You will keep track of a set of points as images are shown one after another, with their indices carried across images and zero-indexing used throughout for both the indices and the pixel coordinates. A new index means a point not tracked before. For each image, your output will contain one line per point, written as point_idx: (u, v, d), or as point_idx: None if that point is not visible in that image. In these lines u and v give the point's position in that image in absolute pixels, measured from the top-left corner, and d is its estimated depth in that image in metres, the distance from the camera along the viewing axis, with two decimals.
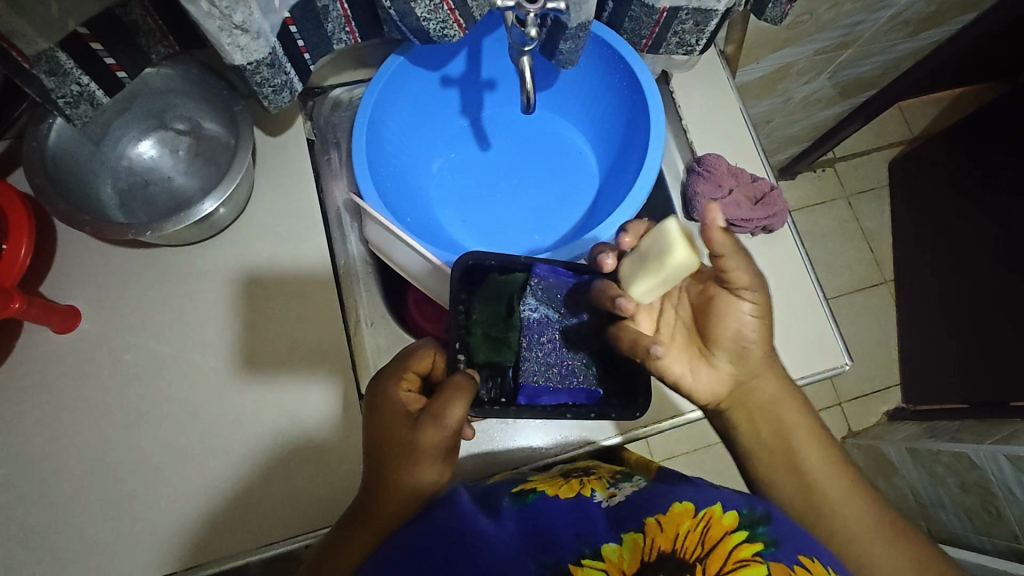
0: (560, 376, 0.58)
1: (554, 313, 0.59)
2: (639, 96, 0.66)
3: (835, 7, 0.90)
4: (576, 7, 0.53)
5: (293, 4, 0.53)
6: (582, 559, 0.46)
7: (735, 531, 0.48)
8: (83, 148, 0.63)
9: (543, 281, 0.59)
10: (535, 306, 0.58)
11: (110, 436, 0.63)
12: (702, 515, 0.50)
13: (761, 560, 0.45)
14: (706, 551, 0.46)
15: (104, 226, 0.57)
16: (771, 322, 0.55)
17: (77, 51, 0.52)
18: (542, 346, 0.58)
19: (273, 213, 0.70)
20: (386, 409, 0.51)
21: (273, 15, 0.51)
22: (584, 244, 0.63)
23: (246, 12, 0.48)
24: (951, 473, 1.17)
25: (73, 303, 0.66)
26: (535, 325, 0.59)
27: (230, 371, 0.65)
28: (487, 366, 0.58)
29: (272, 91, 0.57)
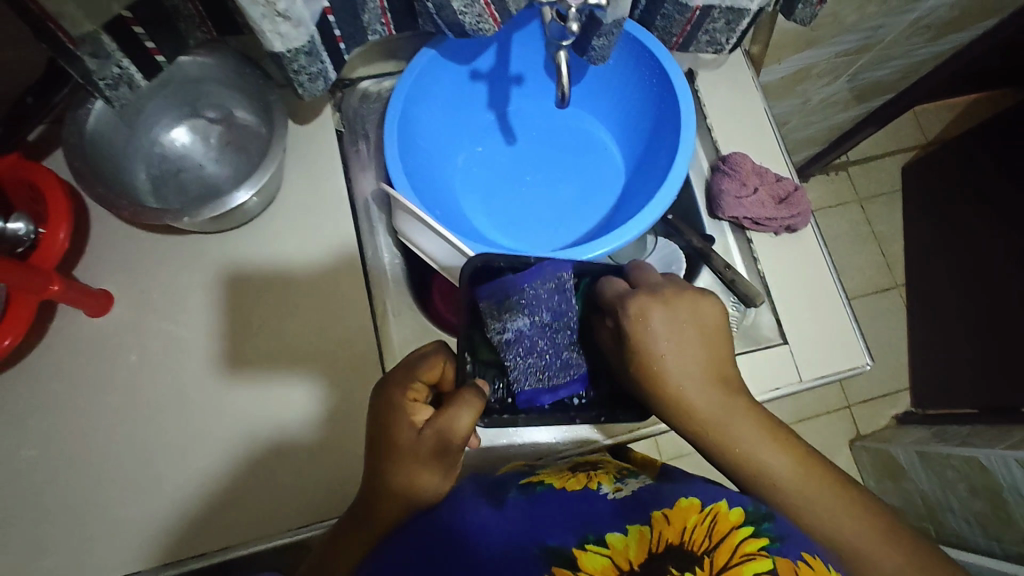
0: (556, 373, 0.58)
1: (535, 323, 0.56)
2: (669, 92, 0.66)
3: (859, 10, 0.91)
4: (614, 4, 0.53)
5: None
6: (586, 543, 0.47)
7: (741, 527, 0.47)
8: (119, 133, 0.63)
9: (519, 300, 0.55)
10: (507, 325, 0.55)
11: (144, 420, 0.64)
12: (709, 510, 0.49)
13: (767, 554, 0.43)
14: (714, 542, 0.45)
15: (141, 210, 0.58)
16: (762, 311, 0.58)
17: (120, 35, 0.53)
18: (528, 354, 0.56)
19: (304, 203, 0.70)
20: (395, 421, 0.50)
21: (314, 3, 0.52)
22: (619, 237, 0.62)
23: (289, 0, 0.48)
24: (961, 477, 1.18)
25: (107, 288, 0.67)
26: (517, 340, 0.55)
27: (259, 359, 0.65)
28: (493, 365, 0.57)
29: (308, 79, 0.58)
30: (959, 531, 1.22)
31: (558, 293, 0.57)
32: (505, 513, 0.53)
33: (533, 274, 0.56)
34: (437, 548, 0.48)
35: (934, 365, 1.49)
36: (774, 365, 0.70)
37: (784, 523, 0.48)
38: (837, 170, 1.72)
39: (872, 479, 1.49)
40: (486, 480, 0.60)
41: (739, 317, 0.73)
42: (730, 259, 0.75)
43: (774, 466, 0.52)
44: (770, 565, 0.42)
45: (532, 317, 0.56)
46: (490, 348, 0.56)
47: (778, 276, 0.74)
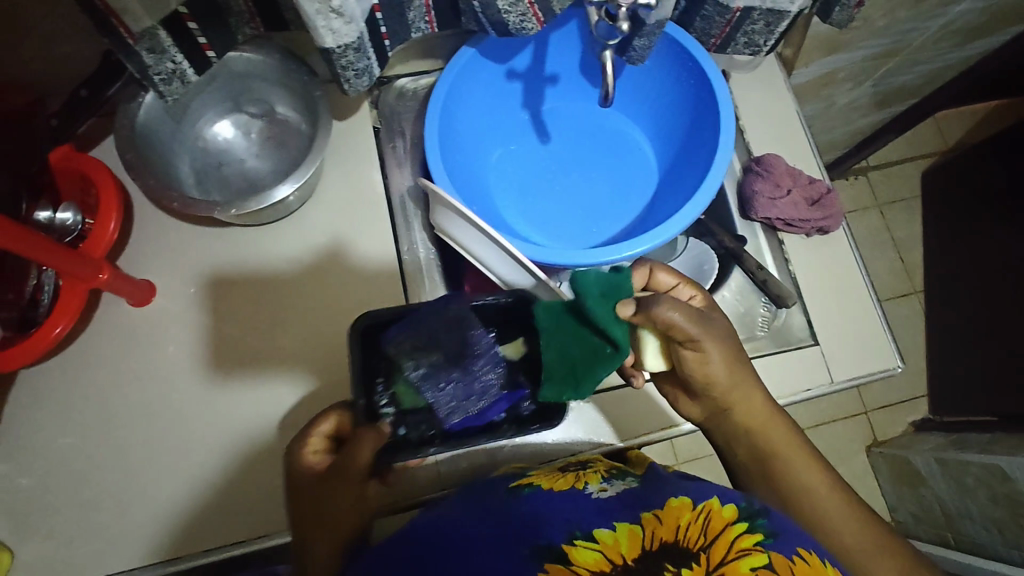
0: (474, 400, 0.58)
1: (438, 360, 0.57)
2: (706, 92, 0.67)
3: (890, 13, 0.91)
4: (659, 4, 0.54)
5: None
6: (575, 539, 0.46)
7: (735, 523, 0.49)
8: (167, 126, 0.65)
9: (416, 341, 0.56)
10: (415, 365, 0.56)
11: (183, 408, 0.65)
12: (701, 508, 0.51)
13: (762, 550, 0.46)
14: (709, 539, 0.47)
15: (190, 202, 0.60)
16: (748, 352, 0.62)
17: (176, 31, 0.54)
18: (441, 389, 0.57)
19: (342, 198, 0.72)
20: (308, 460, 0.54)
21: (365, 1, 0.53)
22: (657, 236, 0.62)
23: None
24: (981, 484, 1.17)
25: (150, 278, 0.68)
26: (425, 379, 0.56)
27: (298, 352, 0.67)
28: (416, 411, 0.57)
29: (354, 74, 0.59)
30: (977, 539, 1.21)
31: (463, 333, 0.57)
32: (491, 514, 0.51)
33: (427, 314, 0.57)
34: (426, 547, 0.48)
35: (954, 372, 1.49)
36: (806, 367, 0.70)
37: (776, 519, 0.50)
38: (856, 174, 1.73)
39: (889, 486, 1.49)
40: (475, 485, 0.59)
41: (770, 317, 0.73)
42: (762, 258, 0.76)
43: (784, 451, 0.59)
44: (765, 560, 0.44)
45: (440, 355, 0.57)
46: (409, 394, 0.56)
47: (809, 276, 0.74)
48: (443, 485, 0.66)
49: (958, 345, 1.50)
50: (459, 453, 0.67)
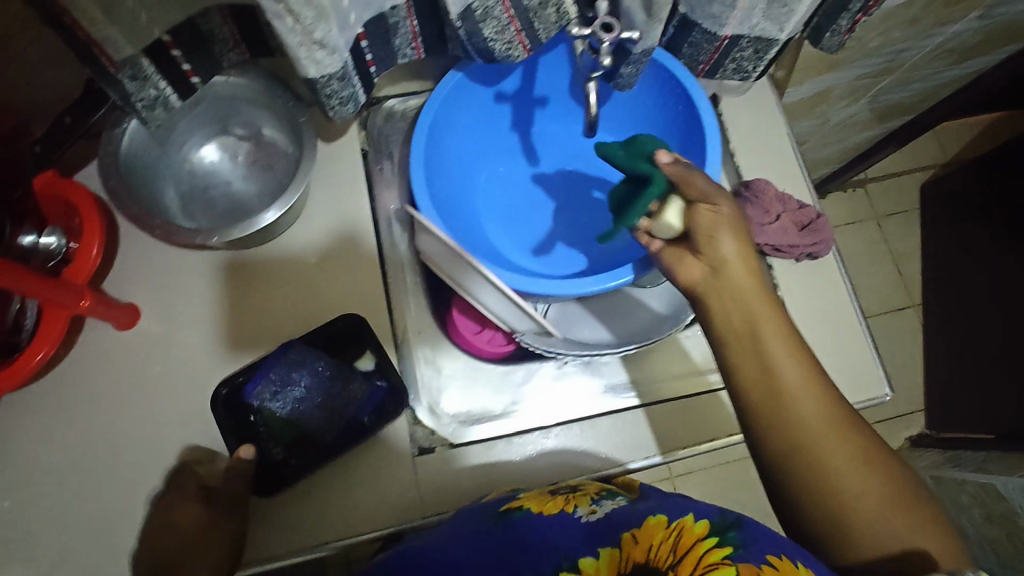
0: (343, 404, 0.66)
1: (297, 390, 0.66)
2: (694, 119, 0.66)
3: (883, 34, 0.91)
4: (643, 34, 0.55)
5: (367, 19, 0.55)
6: (560, 571, 0.45)
7: (707, 538, 0.47)
8: (152, 151, 0.64)
9: (276, 382, 0.65)
10: (279, 402, 0.65)
11: (166, 432, 0.65)
12: (675, 525, 0.49)
13: (730, 562, 0.44)
14: (678, 557, 0.45)
15: (173, 228, 0.60)
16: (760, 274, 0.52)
17: (158, 58, 0.54)
18: (311, 408, 0.66)
19: (328, 220, 0.72)
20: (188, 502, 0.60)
21: (348, 30, 0.53)
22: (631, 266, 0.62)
23: (326, 29, 0.49)
24: (976, 502, 1.18)
25: (133, 300, 0.68)
26: (294, 407, 0.65)
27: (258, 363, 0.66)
28: (296, 445, 0.64)
29: (339, 102, 0.59)
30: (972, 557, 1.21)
31: (311, 358, 0.66)
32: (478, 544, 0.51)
33: (276, 360, 0.65)
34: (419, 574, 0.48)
35: (951, 387, 1.49)
36: None
37: (751, 529, 0.47)
38: (854, 187, 1.72)
39: None
40: (463, 515, 0.58)
41: None
42: None
43: (762, 333, 0.51)
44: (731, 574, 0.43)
45: (303, 386, 0.66)
46: (283, 430, 0.64)
47: (799, 303, 0.74)
48: (427, 512, 0.65)
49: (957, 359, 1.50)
50: (445, 479, 0.67)
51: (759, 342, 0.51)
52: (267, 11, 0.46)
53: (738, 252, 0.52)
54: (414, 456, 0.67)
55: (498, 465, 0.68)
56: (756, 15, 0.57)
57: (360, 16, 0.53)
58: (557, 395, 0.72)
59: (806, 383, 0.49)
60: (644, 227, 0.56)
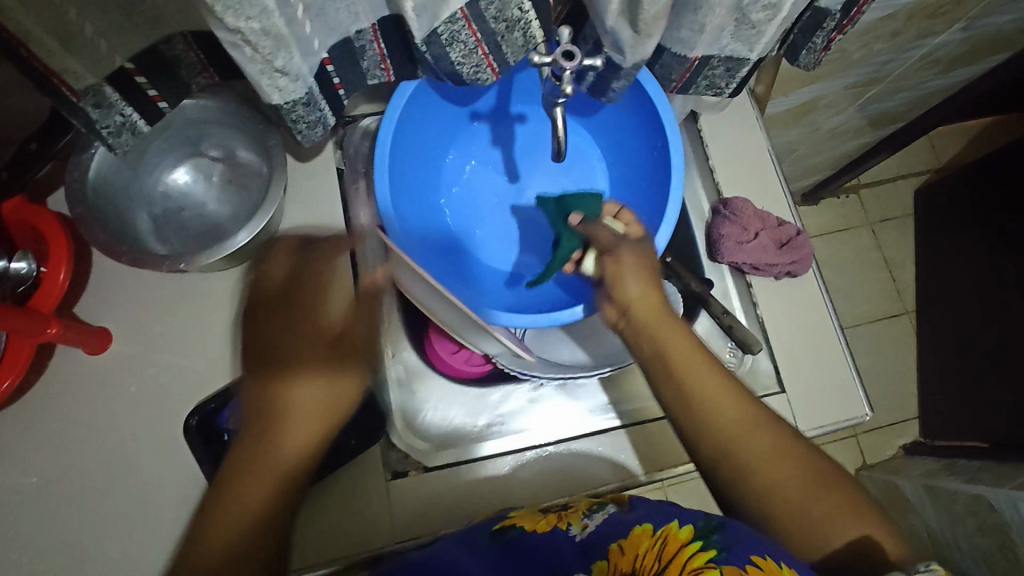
0: None
1: None
2: (658, 134, 0.67)
3: (867, 46, 0.91)
4: (631, 50, 0.55)
5: (331, 42, 0.54)
6: None
7: (690, 543, 0.48)
8: (122, 174, 0.64)
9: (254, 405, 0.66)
10: None
11: (139, 456, 0.65)
12: (660, 533, 0.50)
13: (714, 566, 0.45)
14: (664, 564, 0.47)
15: (140, 256, 0.59)
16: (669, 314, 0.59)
17: (122, 85, 0.54)
18: None
19: (300, 239, 0.71)
20: (305, 403, 0.55)
21: (312, 56, 0.52)
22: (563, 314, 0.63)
23: (287, 57, 0.49)
24: (968, 514, 1.17)
25: (105, 325, 0.68)
26: None
27: (231, 389, 0.66)
28: None
29: (306, 126, 0.59)
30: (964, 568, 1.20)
31: None
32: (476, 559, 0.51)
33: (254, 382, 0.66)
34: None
35: (945, 395, 1.49)
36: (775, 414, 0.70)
37: (732, 533, 0.49)
38: (848, 193, 1.71)
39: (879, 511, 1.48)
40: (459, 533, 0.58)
41: (737, 363, 0.73)
42: (729, 301, 0.76)
43: (678, 373, 0.56)
44: None
45: None
46: None
47: (778, 322, 0.73)
48: (399, 539, 0.64)
49: (949, 367, 1.49)
50: (417, 502, 0.66)
51: (677, 380, 0.56)
52: (225, 42, 0.45)
53: (638, 287, 0.58)
54: (388, 480, 0.66)
55: (473, 484, 0.67)
56: (725, 35, 0.57)
57: (324, 41, 0.53)
58: (543, 418, 0.73)
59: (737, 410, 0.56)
60: (572, 259, 0.66)
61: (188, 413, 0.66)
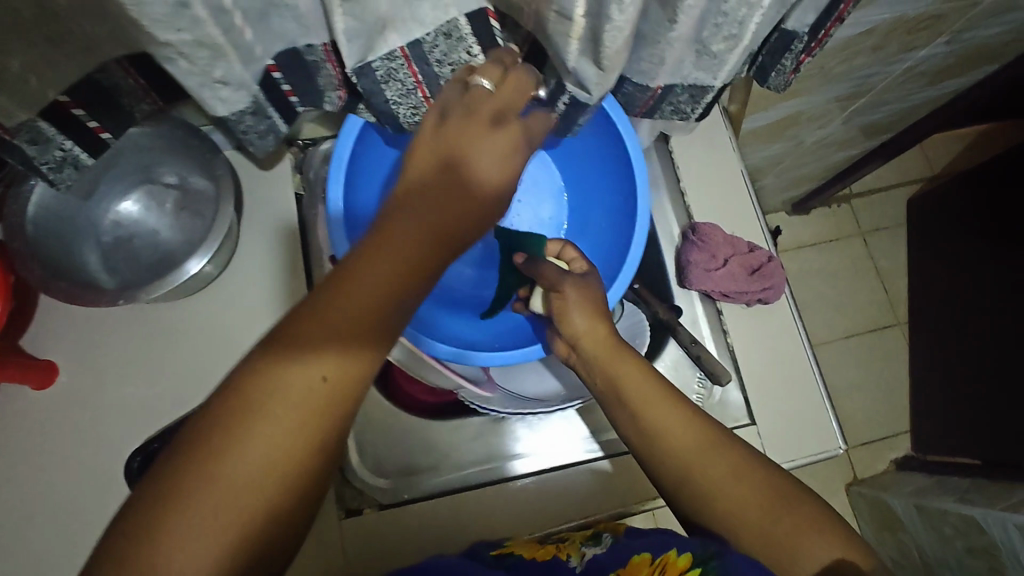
0: None
1: None
2: (625, 161, 0.67)
3: (847, 61, 0.88)
4: (597, 88, 0.53)
5: (277, 49, 0.50)
6: None
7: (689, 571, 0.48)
8: (69, 205, 0.63)
9: None
10: None
11: (87, 493, 0.63)
12: (659, 561, 0.51)
13: None
14: None
15: (78, 292, 0.59)
16: (623, 347, 0.62)
17: (59, 119, 0.52)
18: None
19: (259, 268, 0.70)
20: (307, 381, 0.41)
21: (256, 63, 0.48)
22: (520, 355, 0.67)
23: (225, 68, 0.46)
24: (958, 534, 1.14)
25: (53, 358, 0.66)
26: None
27: (171, 429, 0.65)
28: None
29: (256, 137, 0.58)
30: None
31: None
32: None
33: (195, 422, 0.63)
34: None
35: (937, 409, 1.46)
36: None
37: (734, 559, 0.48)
38: (840, 202, 1.68)
39: (869, 527, 1.45)
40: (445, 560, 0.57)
41: (705, 394, 0.71)
42: (699, 331, 0.73)
43: (646, 415, 0.58)
44: None
45: None
46: None
47: (751, 352, 0.71)
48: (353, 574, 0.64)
49: (941, 381, 1.46)
50: (372, 540, 0.66)
51: (643, 420, 0.58)
52: (159, 54, 0.43)
53: (583, 320, 0.62)
54: (342, 519, 0.66)
55: (431, 520, 0.67)
56: (687, 64, 0.55)
57: (268, 48, 0.48)
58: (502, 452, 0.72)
59: (703, 443, 0.56)
60: (521, 296, 0.73)
61: (129, 456, 0.64)
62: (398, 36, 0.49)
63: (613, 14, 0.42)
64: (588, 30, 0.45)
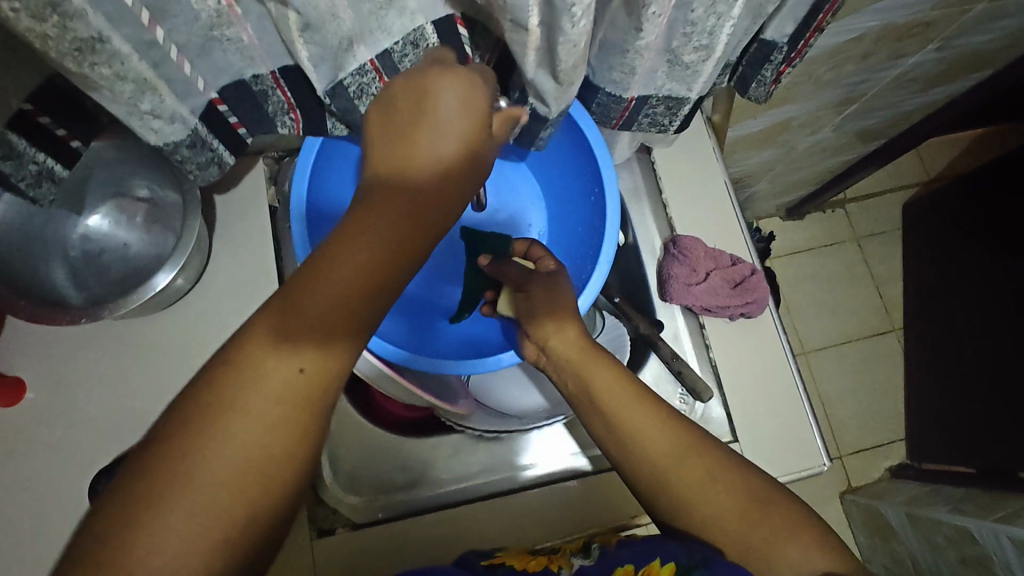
0: None
1: None
2: (591, 164, 0.67)
3: (836, 68, 0.87)
4: (553, 97, 0.52)
5: (222, 84, 0.49)
6: None
7: None
8: (35, 218, 0.62)
9: None
10: None
11: (52, 512, 0.62)
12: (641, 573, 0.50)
13: None
14: None
15: (39, 311, 0.59)
16: (594, 348, 0.61)
17: (28, 131, 0.50)
18: None
19: (233, 282, 0.69)
20: (284, 375, 0.41)
21: (194, 96, 0.48)
22: (487, 361, 0.64)
23: (155, 100, 0.45)
24: (951, 545, 1.12)
25: (20, 375, 0.64)
26: None
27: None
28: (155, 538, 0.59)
29: (197, 167, 0.55)
30: None
31: None
32: None
33: None
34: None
35: (932, 416, 1.44)
36: None
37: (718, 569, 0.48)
38: (835, 207, 1.67)
39: (863, 536, 1.43)
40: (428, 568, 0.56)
41: (687, 410, 0.69)
42: (682, 345, 0.72)
43: (616, 414, 0.56)
44: None
45: None
46: None
47: (733, 369, 0.69)
48: None
49: (936, 388, 1.44)
50: (342, 557, 0.64)
51: (615, 420, 0.56)
52: (81, 84, 0.42)
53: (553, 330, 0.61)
54: (313, 539, 0.65)
55: (407, 532, 0.66)
56: (660, 75, 0.53)
57: (210, 81, 0.48)
58: (481, 465, 0.71)
59: (678, 444, 0.55)
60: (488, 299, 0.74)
61: (93, 478, 0.63)
62: (365, 49, 0.47)
63: (567, 28, 0.41)
64: (544, 42, 0.44)
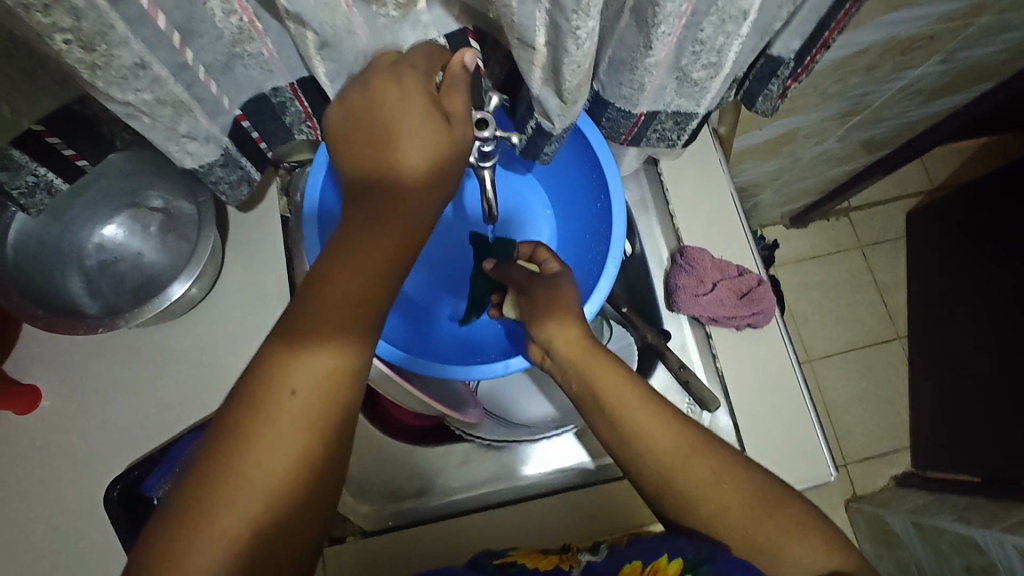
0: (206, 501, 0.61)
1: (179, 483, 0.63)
2: (596, 172, 0.68)
3: (841, 81, 0.87)
4: (558, 116, 0.52)
5: (243, 99, 0.51)
6: None
7: None
8: (51, 229, 0.63)
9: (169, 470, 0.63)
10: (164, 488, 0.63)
11: (65, 517, 0.62)
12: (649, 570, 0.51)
13: None
14: None
15: (56, 320, 0.59)
16: (597, 351, 0.60)
17: (35, 149, 0.52)
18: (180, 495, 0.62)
19: (244, 290, 0.70)
20: (304, 376, 0.42)
21: (223, 115, 0.49)
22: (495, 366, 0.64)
23: (191, 123, 0.47)
24: (955, 552, 1.12)
25: (36, 382, 0.65)
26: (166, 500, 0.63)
27: (156, 455, 0.65)
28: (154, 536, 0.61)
29: (228, 187, 0.56)
30: None
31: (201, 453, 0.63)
32: None
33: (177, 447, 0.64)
34: None
35: (936, 424, 1.44)
36: None
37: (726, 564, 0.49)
38: (839, 216, 1.67)
39: (869, 544, 1.43)
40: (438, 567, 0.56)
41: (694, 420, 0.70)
42: (688, 355, 0.72)
43: (624, 415, 0.57)
44: None
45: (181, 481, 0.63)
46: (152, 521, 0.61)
47: (740, 379, 0.70)
48: None
49: (941, 396, 1.44)
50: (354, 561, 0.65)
51: (620, 421, 0.57)
52: (121, 113, 0.44)
53: (559, 328, 0.61)
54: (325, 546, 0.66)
55: (418, 536, 0.66)
56: (668, 92, 0.54)
57: (235, 98, 0.49)
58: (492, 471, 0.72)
59: (682, 444, 0.55)
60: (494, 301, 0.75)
61: (108, 485, 0.64)
62: None
63: (571, 49, 0.42)
64: (550, 60, 0.45)
